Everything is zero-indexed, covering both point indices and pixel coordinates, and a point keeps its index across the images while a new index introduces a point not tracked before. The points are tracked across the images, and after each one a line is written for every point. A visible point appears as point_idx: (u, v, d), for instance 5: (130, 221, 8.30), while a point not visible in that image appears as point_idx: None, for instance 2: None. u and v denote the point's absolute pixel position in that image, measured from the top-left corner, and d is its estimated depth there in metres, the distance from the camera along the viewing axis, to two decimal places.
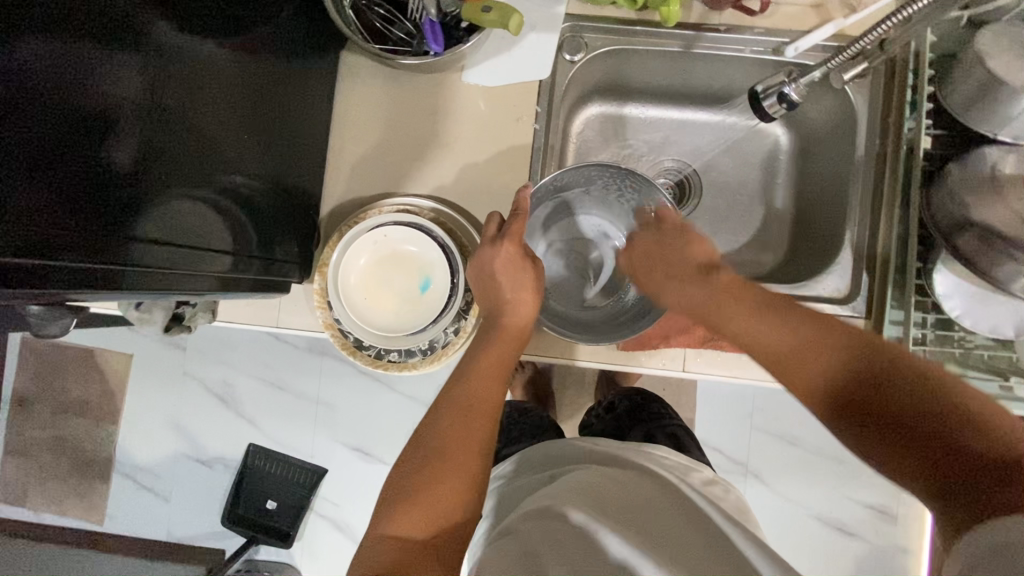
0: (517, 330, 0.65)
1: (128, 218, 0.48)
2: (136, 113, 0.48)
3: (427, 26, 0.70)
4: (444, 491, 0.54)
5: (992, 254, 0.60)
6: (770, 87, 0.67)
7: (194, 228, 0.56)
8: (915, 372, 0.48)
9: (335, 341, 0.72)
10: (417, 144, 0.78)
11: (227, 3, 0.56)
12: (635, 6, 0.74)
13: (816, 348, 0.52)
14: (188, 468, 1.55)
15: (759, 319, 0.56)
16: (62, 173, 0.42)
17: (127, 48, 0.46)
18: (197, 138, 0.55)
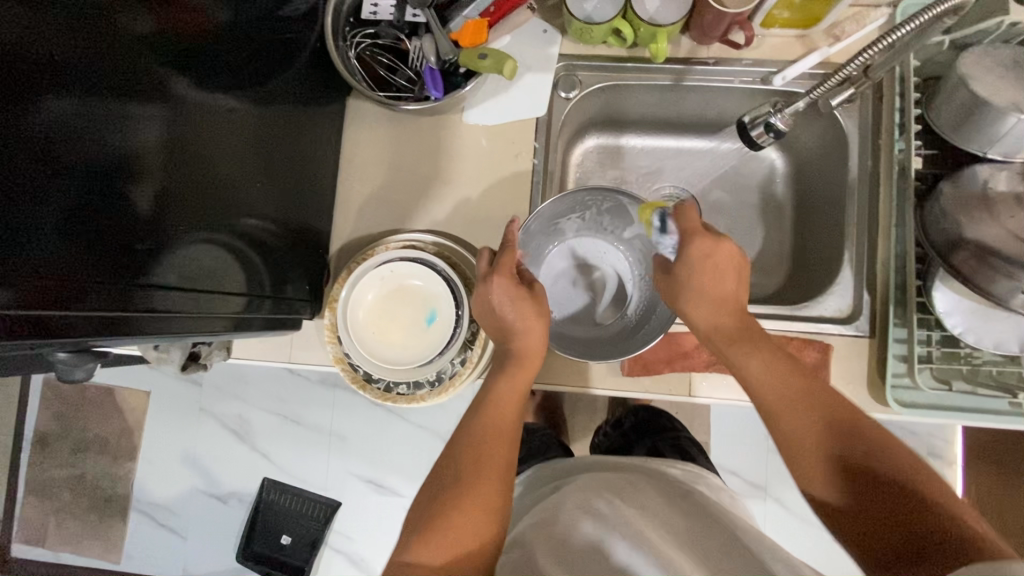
0: (530, 360, 0.66)
1: (146, 265, 0.51)
2: (153, 165, 0.51)
3: (427, 73, 0.74)
4: (465, 518, 0.53)
5: (987, 271, 0.61)
6: (758, 117, 0.70)
7: (209, 270, 0.59)
8: (886, 463, 0.52)
9: (345, 375, 0.74)
10: (421, 182, 0.81)
11: (236, 58, 0.60)
12: (625, 44, 0.78)
13: (818, 434, 0.55)
14: (204, 504, 1.56)
15: (774, 384, 0.59)
16: (89, 223, 0.45)
17: (146, 105, 0.50)
18: (210, 185, 0.59)
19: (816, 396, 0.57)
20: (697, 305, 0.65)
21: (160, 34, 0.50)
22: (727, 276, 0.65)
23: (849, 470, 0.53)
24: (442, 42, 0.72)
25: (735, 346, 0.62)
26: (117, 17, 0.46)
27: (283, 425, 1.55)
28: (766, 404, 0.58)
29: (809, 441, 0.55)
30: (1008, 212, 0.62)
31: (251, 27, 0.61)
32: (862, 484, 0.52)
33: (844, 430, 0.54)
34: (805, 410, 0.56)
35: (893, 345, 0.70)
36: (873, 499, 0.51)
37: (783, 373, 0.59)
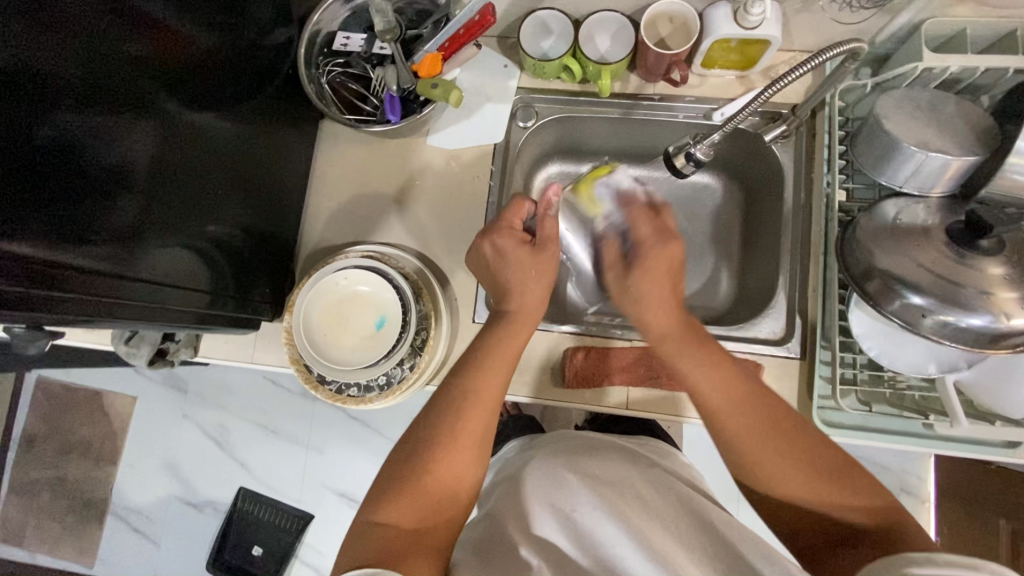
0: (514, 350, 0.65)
1: (125, 259, 0.58)
2: (142, 171, 0.58)
3: (387, 99, 0.80)
4: (437, 477, 0.58)
5: (896, 298, 0.65)
6: (680, 147, 0.76)
7: (178, 268, 0.65)
8: (834, 470, 0.52)
9: (300, 376, 0.78)
10: (386, 199, 0.87)
11: (219, 82, 0.68)
12: (576, 79, 0.84)
13: (771, 437, 0.54)
14: (179, 511, 1.58)
15: (729, 396, 0.56)
16: (72, 217, 0.51)
17: (140, 120, 0.57)
18: (190, 191, 0.65)
19: (761, 403, 0.56)
20: (653, 312, 0.63)
21: (151, 57, 0.58)
22: (659, 283, 0.64)
23: (811, 474, 0.52)
24: (402, 72, 0.79)
25: (685, 346, 0.60)
26: (114, 42, 0.54)
27: (262, 435, 1.58)
28: (718, 407, 0.56)
29: (764, 435, 0.54)
30: (916, 243, 0.66)
31: (233, 55, 0.69)
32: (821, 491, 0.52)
33: (809, 447, 0.53)
34: (755, 417, 0.55)
35: (819, 367, 0.74)
36: (831, 501, 0.51)
37: (729, 378, 0.57)
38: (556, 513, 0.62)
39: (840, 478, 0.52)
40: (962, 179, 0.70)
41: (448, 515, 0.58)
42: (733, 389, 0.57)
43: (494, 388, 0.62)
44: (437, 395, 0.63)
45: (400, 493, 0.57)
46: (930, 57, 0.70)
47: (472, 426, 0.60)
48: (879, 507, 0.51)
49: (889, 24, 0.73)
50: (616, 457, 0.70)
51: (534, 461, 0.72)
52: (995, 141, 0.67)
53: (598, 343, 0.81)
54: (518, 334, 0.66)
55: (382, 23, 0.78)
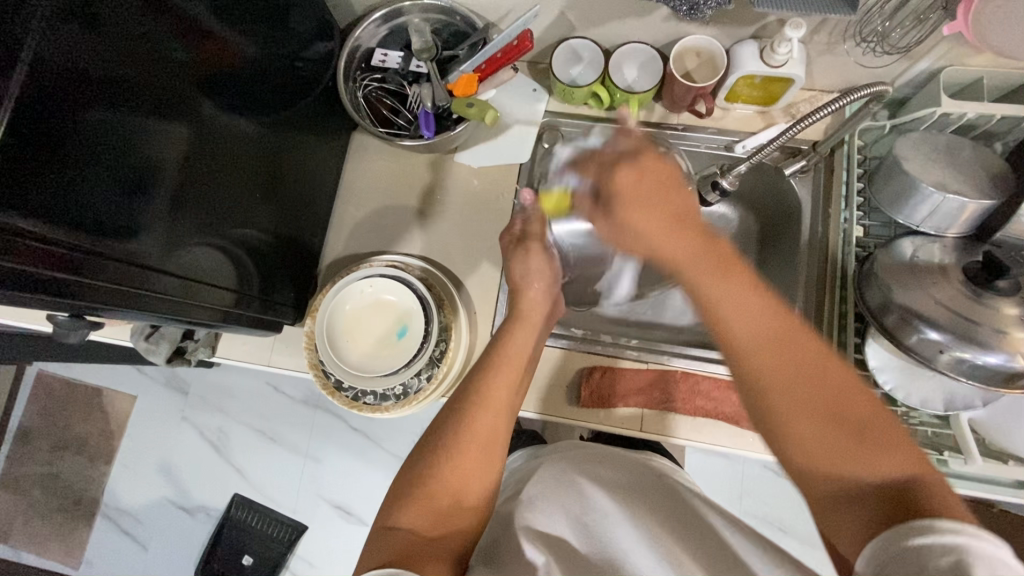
0: (519, 349, 0.66)
1: (154, 253, 0.58)
2: (177, 168, 0.60)
3: (422, 115, 0.81)
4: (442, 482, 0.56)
5: (912, 333, 0.66)
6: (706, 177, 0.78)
7: (207, 267, 0.66)
8: (856, 413, 0.44)
9: (317, 381, 0.78)
10: (410, 211, 0.89)
11: (255, 88, 0.70)
12: (603, 106, 0.87)
13: (793, 380, 0.46)
14: (171, 516, 1.56)
15: (747, 321, 0.48)
16: (110, 211, 0.53)
17: (179, 120, 0.59)
18: (221, 190, 0.67)
19: (785, 339, 0.47)
20: (664, 242, 0.53)
21: (194, 62, 0.60)
22: (665, 205, 0.54)
23: (826, 412, 0.45)
24: (437, 90, 0.81)
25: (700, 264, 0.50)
26: (160, 47, 0.56)
27: (260, 441, 1.56)
28: (734, 328, 0.48)
29: (783, 366, 0.46)
30: (933, 281, 0.67)
31: (271, 65, 0.72)
32: (836, 430, 0.44)
33: (828, 382, 0.45)
34: (777, 353, 0.47)
35: None
36: (833, 463, 0.44)
37: (753, 302, 0.48)
38: (568, 514, 0.62)
39: (854, 427, 0.44)
40: (978, 221, 0.72)
41: (466, 516, 0.57)
42: (754, 307, 0.48)
43: (503, 389, 0.62)
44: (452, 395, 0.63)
45: (411, 494, 0.56)
46: (948, 103, 0.72)
47: (483, 426, 0.60)
48: (885, 457, 0.43)
49: (908, 69, 0.76)
50: (628, 466, 0.72)
51: (545, 467, 0.72)
52: (1009, 186, 0.70)
53: (615, 364, 0.82)
54: (525, 337, 0.67)
55: (420, 43, 0.82)
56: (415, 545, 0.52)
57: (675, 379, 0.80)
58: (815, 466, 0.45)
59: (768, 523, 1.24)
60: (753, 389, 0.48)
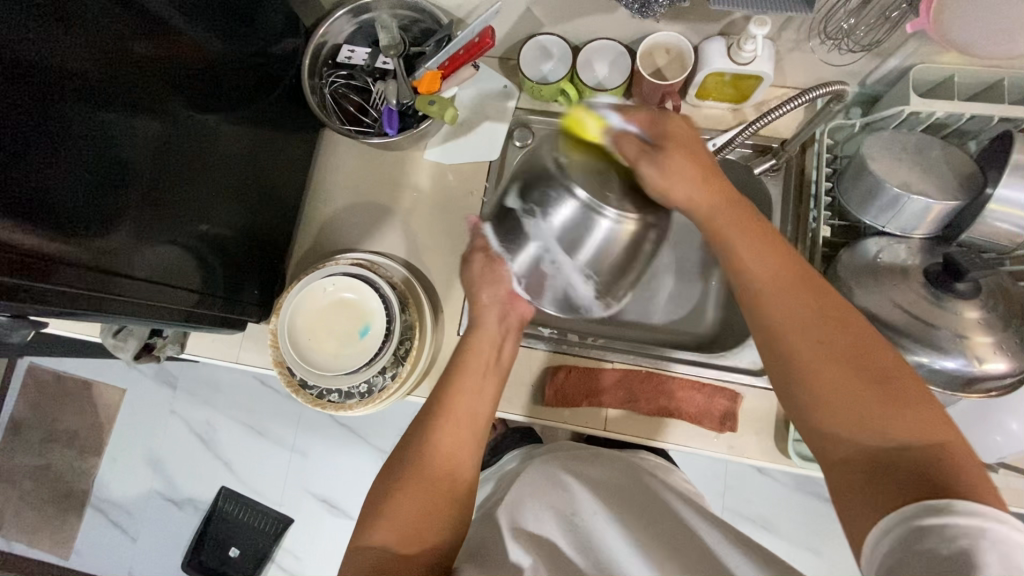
0: (486, 360, 0.66)
1: (118, 248, 0.58)
2: (143, 162, 0.60)
3: (386, 112, 0.80)
4: (410, 498, 0.57)
5: (871, 336, 0.65)
6: None
7: (171, 266, 0.66)
8: (881, 372, 0.45)
9: (282, 379, 0.78)
10: (379, 209, 0.89)
11: (220, 85, 0.70)
12: (572, 103, 0.86)
13: (826, 335, 0.47)
14: (160, 508, 1.58)
15: (778, 270, 0.50)
16: (75, 202, 0.53)
17: (144, 114, 0.59)
18: (186, 187, 0.67)
19: (816, 297, 0.49)
20: (689, 194, 0.54)
21: (163, 60, 0.61)
22: (694, 175, 0.54)
23: (854, 371, 0.45)
24: (402, 88, 0.81)
25: (727, 223, 0.53)
26: (129, 43, 0.57)
27: (247, 435, 1.57)
28: (764, 285, 0.50)
29: (811, 321, 0.48)
30: (893, 282, 0.66)
31: (236, 61, 0.73)
32: (861, 386, 0.45)
33: (850, 341, 0.46)
34: (806, 308, 0.48)
35: None
36: (867, 425, 0.44)
37: (776, 257, 0.51)
38: (556, 512, 0.63)
39: (890, 389, 0.44)
40: (944, 222, 0.71)
41: (437, 531, 0.56)
42: (780, 264, 0.51)
43: (469, 402, 0.63)
44: (422, 410, 0.64)
45: (385, 510, 0.57)
46: (917, 101, 0.71)
47: (451, 439, 0.60)
48: (915, 432, 0.43)
49: (879, 66, 0.75)
50: (607, 475, 0.72)
51: (535, 464, 0.74)
52: (977, 185, 0.69)
53: (580, 363, 0.82)
54: (488, 342, 0.67)
55: (387, 39, 0.82)
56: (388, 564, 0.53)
57: (640, 378, 0.80)
58: (848, 415, 0.44)
59: (750, 522, 1.24)
60: (794, 363, 0.47)
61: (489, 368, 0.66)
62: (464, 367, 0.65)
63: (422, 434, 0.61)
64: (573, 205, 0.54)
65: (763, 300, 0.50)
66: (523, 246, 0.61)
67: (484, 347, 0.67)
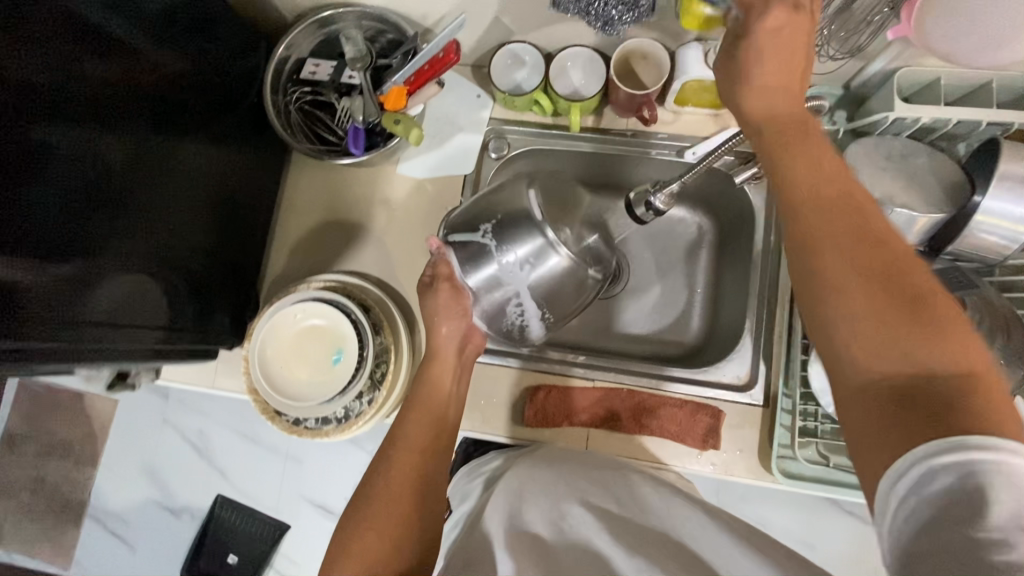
0: (440, 394, 0.70)
1: (87, 281, 0.57)
2: (108, 190, 0.58)
3: (352, 131, 0.79)
4: (375, 531, 0.59)
5: None
6: (641, 196, 0.72)
7: (142, 298, 0.64)
8: (918, 294, 0.39)
9: (257, 406, 0.77)
10: (352, 226, 0.87)
11: (186, 106, 0.69)
12: (547, 113, 0.83)
13: (864, 254, 0.41)
14: (157, 517, 1.51)
15: (817, 190, 0.43)
16: (31, 231, 0.51)
17: (106, 140, 0.58)
18: (155, 213, 0.65)
19: (863, 211, 0.42)
20: (763, 102, 0.48)
21: (123, 82, 0.60)
22: (791, 60, 0.47)
23: (890, 295, 0.39)
24: (368, 104, 0.78)
25: (792, 143, 0.46)
26: (81, 64, 0.56)
27: None
28: (813, 212, 0.43)
29: (850, 247, 0.41)
30: None
31: (203, 81, 0.71)
32: (890, 309, 0.39)
33: (893, 273, 0.40)
34: (847, 223, 0.42)
35: (779, 416, 0.74)
36: (889, 351, 0.39)
37: (832, 176, 0.44)
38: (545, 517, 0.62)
39: (929, 320, 0.39)
40: (929, 233, 0.69)
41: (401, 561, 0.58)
42: (833, 185, 0.44)
43: (425, 433, 0.68)
44: (385, 441, 0.68)
45: (350, 542, 0.59)
46: (902, 107, 0.69)
47: (406, 470, 0.64)
48: (936, 369, 0.38)
49: (863, 69, 0.72)
50: (580, 476, 0.67)
51: (518, 465, 0.70)
52: (963, 196, 0.66)
53: (560, 382, 0.81)
54: (441, 374, 0.71)
55: (352, 51, 0.79)
56: None
57: (621, 396, 0.79)
58: (883, 331, 0.39)
59: None
60: (841, 302, 0.40)
61: (444, 401, 0.70)
62: (419, 401, 0.70)
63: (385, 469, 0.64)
64: (541, 240, 0.66)
65: (805, 225, 0.43)
66: (482, 267, 0.68)
67: (438, 379, 0.71)
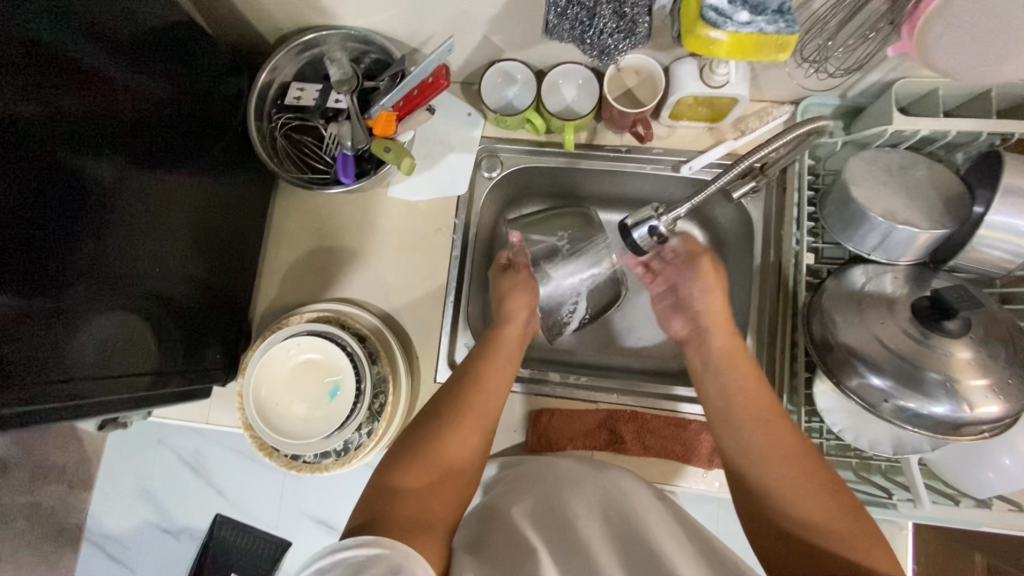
0: (491, 384, 0.65)
1: (70, 330, 0.54)
2: (92, 232, 0.56)
3: (341, 158, 0.77)
4: (440, 446, 0.59)
5: (856, 376, 0.63)
6: (639, 220, 0.68)
7: (130, 341, 0.62)
8: (851, 534, 0.52)
9: (254, 442, 0.76)
10: (345, 251, 0.85)
11: (171, 139, 0.67)
12: (540, 131, 0.82)
13: (798, 481, 0.55)
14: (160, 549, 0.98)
15: (764, 447, 0.58)
16: (9, 284, 0.48)
17: (87, 183, 0.55)
18: (140, 252, 0.63)
19: (800, 458, 0.57)
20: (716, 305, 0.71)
21: (105, 117, 0.57)
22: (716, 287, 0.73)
23: (820, 503, 0.54)
24: (356, 131, 0.76)
25: (733, 360, 0.66)
26: (57, 98, 0.52)
27: None
28: (741, 405, 0.62)
29: (798, 479, 0.55)
30: (878, 316, 0.64)
31: (187, 112, 0.68)
32: (826, 556, 0.51)
33: (828, 499, 0.54)
34: (787, 463, 0.57)
35: None
36: (807, 525, 0.53)
37: (781, 448, 0.58)
38: (540, 507, 0.59)
39: (843, 505, 0.53)
40: (931, 248, 0.68)
41: (454, 484, 0.58)
42: (782, 449, 0.58)
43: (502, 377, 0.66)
44: (453, 377, 0.66)
45: (413, 458, 0.58)
46: (901, 120, 0.67)
47: (479, 405, 0.63)
48: (842, 540, 0.51)
49: (859, 80, 0.71)
50: (580, 497, 0.60)
51: (534, 461, 0.69)
52: (964, 209, 0.66)
53: (562, 405, 0.80)
54: (511, 344, 0.70)
55: (337, 74, 0.77)
56: (413, 503, 0.54)
57: (625, 417, 0.78)
58: (800, 507, 0.54)
59: None
60: (744, 452, 0.59)
61: (496, 391, 0.65)
62: (493, 347, 0.69)
63: (453, 398, 0.63)
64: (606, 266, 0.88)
65: (751, 420, 0.61)
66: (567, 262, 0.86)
67: (509, 340, 0.71)
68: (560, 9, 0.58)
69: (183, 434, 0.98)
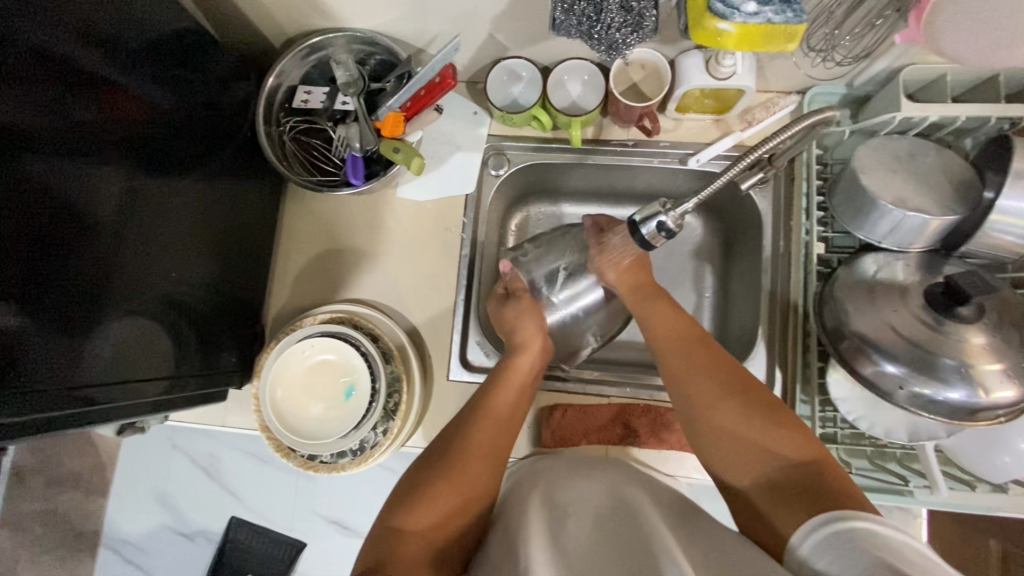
0: (500, 416, 0.65)
1: (84, 337, 0.55)
2: (104, 237, 0.57)
3: (349, 160, 0.78)
4: (448, 489, 0.57)
5: (870, 364, 0.63)
6: (647, 216, 0.65)
7: (144, 347, 0.62)
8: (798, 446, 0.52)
9: (270, 443, 0.77)
10: (355, 252, 0.85)
11: (179, 145, 0.67)
12: (547, 128, 0.82)
13: (734, 402, 0.56)
14: (177, 553, 0.99)
15: (691, 375, 0.60)
16: (23, 295, 0.49)
17: (98, 188, 0.56)
18: (150, 258, 0.63)
19: (731, 379, 0.58)
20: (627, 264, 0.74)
21: (112, 123, 0.57)
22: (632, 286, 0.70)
23: (761, 417, 0.54)
24: (365, 133, 0.77)
25: (647, 306, 0.68)
26: (67, 109, 0.53)
27: None
28: (669, 344, 0.63)
29: (735, 400, 0.56)
30: (891, 303, 0.64)
31: (194, 116, 0.69)
32: (786, 474, 0.50)
33: (766, 415, 0.54)
34: (721, 386, 0.58)
35: (799, 423, 0.73)
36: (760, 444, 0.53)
37: (712, 371, 0.59)
38: (546, 502, 0.56)
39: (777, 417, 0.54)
40: (942, 235, 0.68)
41: (456, 527, 0.57)
42: (710, 373, 0.59)
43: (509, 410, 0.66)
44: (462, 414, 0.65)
45: (418, 498, 0.57)
46: (909, 107, 0.67)
47: (486, 443, 0.62)
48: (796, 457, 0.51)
49: (866, 69, 0.71)
50: (577, 496, 0.57)
51: (528, 465, 0.67)
52: (974, 194, 0.66)
53: (574, 400, 0.80)
54: (521, 379, 0.69)
55: (343, 76, 0.77)
56: (416, 553, 0.53)
57: (637, 411, 0.78)
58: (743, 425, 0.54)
59: None
60: (686, 383, 0.60)
61: (507, 429, 0.65)
62: (503, 383, 0.68)
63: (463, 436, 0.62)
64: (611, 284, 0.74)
65: (680, 354, 0.62)
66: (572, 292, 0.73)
67: (519, 374, 0.69)
68: (567, 5, 0.58)
69: (197, 438, 0.99)
